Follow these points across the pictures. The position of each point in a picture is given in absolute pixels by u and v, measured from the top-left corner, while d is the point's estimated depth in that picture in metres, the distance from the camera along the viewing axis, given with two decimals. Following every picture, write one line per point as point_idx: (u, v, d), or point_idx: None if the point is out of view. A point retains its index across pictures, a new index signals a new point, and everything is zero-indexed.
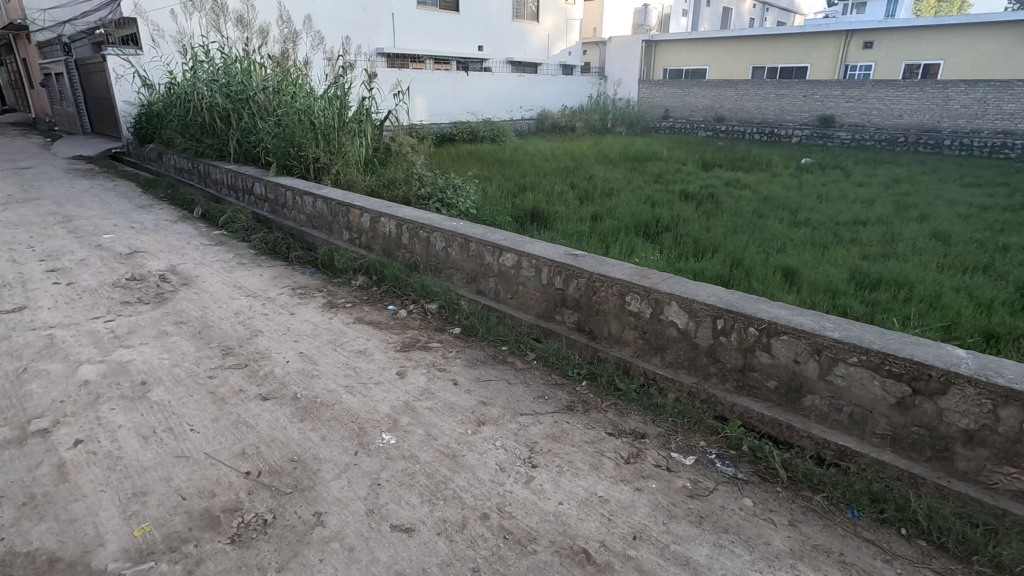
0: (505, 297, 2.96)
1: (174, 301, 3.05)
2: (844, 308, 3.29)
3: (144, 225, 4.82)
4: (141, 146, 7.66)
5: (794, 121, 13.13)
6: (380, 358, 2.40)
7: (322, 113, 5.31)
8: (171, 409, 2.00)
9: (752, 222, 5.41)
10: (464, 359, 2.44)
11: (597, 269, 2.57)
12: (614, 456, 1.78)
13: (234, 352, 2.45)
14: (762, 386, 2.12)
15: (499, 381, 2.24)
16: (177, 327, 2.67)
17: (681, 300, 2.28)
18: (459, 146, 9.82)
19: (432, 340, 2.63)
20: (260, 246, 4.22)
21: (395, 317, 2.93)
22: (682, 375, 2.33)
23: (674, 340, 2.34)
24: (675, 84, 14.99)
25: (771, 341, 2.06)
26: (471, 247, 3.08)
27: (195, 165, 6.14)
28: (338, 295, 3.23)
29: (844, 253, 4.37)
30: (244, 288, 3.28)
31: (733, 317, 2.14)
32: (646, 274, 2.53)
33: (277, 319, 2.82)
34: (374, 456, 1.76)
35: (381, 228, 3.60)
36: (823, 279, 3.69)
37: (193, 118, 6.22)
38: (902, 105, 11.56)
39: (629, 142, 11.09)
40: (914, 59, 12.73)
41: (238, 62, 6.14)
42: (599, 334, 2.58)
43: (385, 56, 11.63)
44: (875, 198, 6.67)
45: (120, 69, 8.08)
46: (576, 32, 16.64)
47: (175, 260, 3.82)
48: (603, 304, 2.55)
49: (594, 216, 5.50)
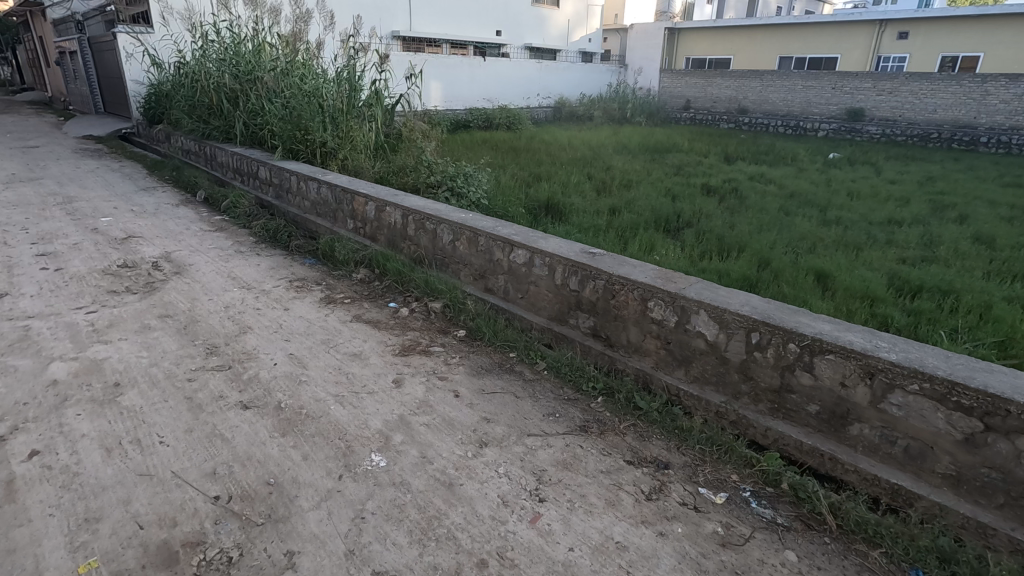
0: (515, 296, 2.75)
1: (163, 291, 2.87)
2: (885, 318, 3.03)
3: (145, 208, 4.65)
4: (150, 127, 7.50)
5: (821, 113, 12.65)
6: (375, 363, 2.19)
7: (330, 94, 5.08)
8: (143, 416, 1.81)
9: (779, 220, 5.11)
10: (468, 367, 2.21)
11: (618, 270, 2.35)
12: (634, 491, 1.56)
13: (218, 352, 2.25)
14: (801, 410, 1.90)
15: (505, 394, 2.02)
16: (161, 321, 2.48)
17: (709, 309, 2.06)
18: (474, 133, 9.57)
19: (434, 342, 2.42)
20: (261, 233, 4.01)
21: (396, 315, 2.70)
22: (708, 393, 2.12)
23: (701, 353, 2.13)
24: (698, 73, 14.55)
25: (815, 360, 1.83)
26: (480, 241, 2.85)
27: (202, 146, 5.97)
28: (336, 289, 3.02)
29: (880, 256, 4.08)
30: (238, 278, 3.08)
31: (770, 330, 1.92)
32: (671, 277, 2.30)
33: (270, 315, 2.63)
34: (360, 481, 1.55)
35: (386, 218, 3.39)
36: (859, 284, 3.42)
37: (200, 98, 6.04)
38: (936, 99, 11.06)
39: (649, 133, 10.76)
40: (951, 50, 12.16)
41: (247, 41, 5.93)
42: (617, 341, 2.38)
43: (400, 39, 11.39)
44: (909, 196, 6.32)
45: (130, 48, 7.92)
46: (597, 18, 16.19)
47: (171, 246, 3.65)
48: (623, 309, 2.33)
49: (612, 209, 5.24)
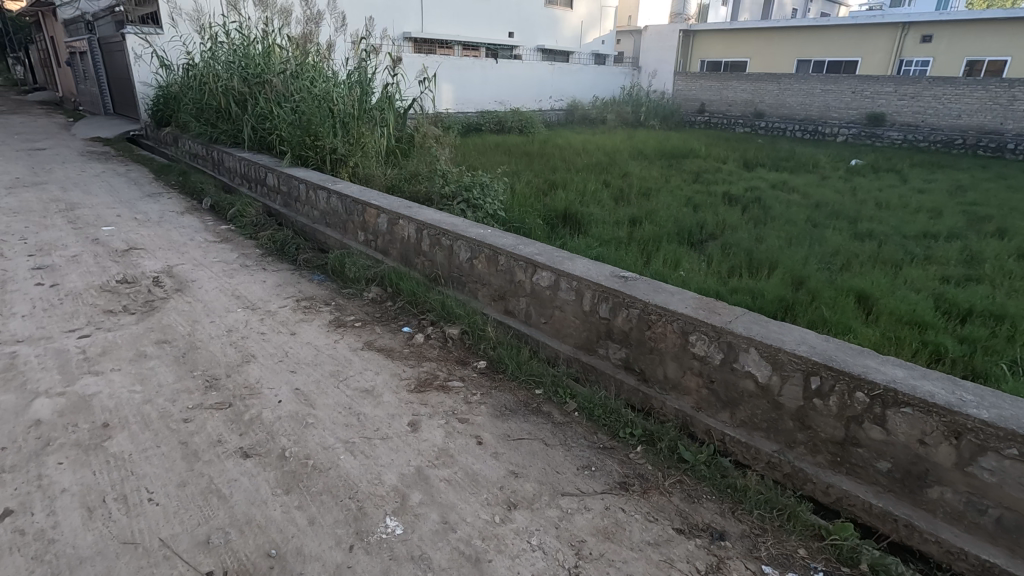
0: (538, 321, 2.55)
1: (162, 312, 2.69)
2: (937, 347, 2.80)
3: (149, 216, 4.49)
4: (158, 129, 7.38)
5: (840, 118, 12.34)
6: (389, 402, 1.99)
7: (340, 99, 4.89)
8: (131, 466, 1.63)
9: (807, 232, 4.86)
10: (490, 406, 2.01)
11: (654, 298, 2.14)
12: (687, 569, 1.37)
13: (218, 386, 2.06)
14: (869, 466, 1.68)
15: (534, 441, 1.82)
16: (158, 348, 2.30)
17: (761, 348, 1.85)
18: (486, 137, 9.38)
19: (452, 375, 2.22)
20: (267, 245, 3.83)
21: (411, 343, 2.49)
22: (758, 440, 1.91)
23: (750, 396, 1.91)
24: (713, 76, 14.29)
25: (887, 413, 1.61)
26: (501, 261, 2.65)
27: (209, 151, 5.82)
28: (347, 310, 2.82)
29: (921, 274, 3.84)
30: (242, 297, 2.90)
31: (833, 375, 1.71)
32: (715, 308, 2.08)
33: (275, 341, 2.44)
34: (374, 555, 1.36)
35: (399, 232, 3.20)
36: (904, 307, 3.18)
37: (208, 102, 5.88)
38: (961, 104, 10.73)
39: (664, 137, 10.53)
40: (977, 54, 11.83)
41: (256, 43, 5.76)
42: (652, 376, 2.17)
43: (411, 41, 11.24)
44: (940, 207, 6.05)
45: (139, 49, 7.77)
46: (610, 20, 15.94)
47: (174, 259, 3.47)
48: (660, 341, 2.12)
49: (632, 219, 5.02)
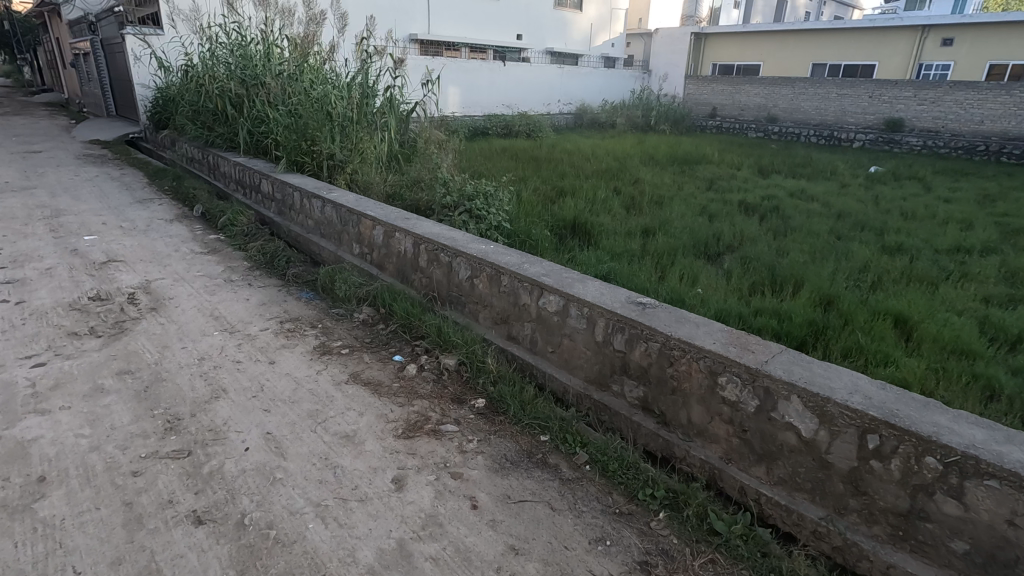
0: (544, 350, 2.28)
1: (130, 336, 2.44)
2: (989, 381, 2.50)
3: (135, 224, 4.27)
4: (156, 132, 7.19)
5: (857, 123, 11.98)
6: (371, 453, 1.74)
7: (339, 102, 4.65)
8: (61, 536, 1.38)
9: (832, 244, 4.55)
10: (488, 458, 1.75)
11: (677, 331, 1.87)
12: None
13: (178, 429, 1.81)
14: (940, 545, 1.41)
15: (538, 504, 1.57)
16: (118, 381, 2.05)
17: (806, 397, 1.58)
18: (492, 141, 9.14)
19: (446, 417, 1.96)
20: (256, 257, 3.59)
21: (402, 375, 2.23)
22: (801, 503, 1.63)
23: (792, 451, 1.64)
24: (726, 79, 13.97)
25: (966, 484, 1.34)
26: (503, 281, 2.39)
27: (205, 155, 5.60)
28: (334, 334, 2.57)
29: (960, 294, 3.54)
30: (221, 319, 2.66)
31: (895, 435, 1.43)
32: (748, 344, 1.81)
33: (251, 371, 2.19)
34: None
35: (395, 245, 2.94)
36: (948, 332, 2.89)
37: (204, 104, 5.66)
38: (984, 109, 10.35)
39: (676, 142, 10.25)
40: (1000, 58, 11.45)
41: (255, 44, 5.54)
42: (674, 420, 1.90)
43: (418, 43, 11.04)
44: (970, 217, 5.71)
45: (138, 50, 7.59)
46: (621, 23, 15.70)
47: (154, 274, 3.23)
48: (683, 381, 1.85)
49: (645, 230, 4.75)
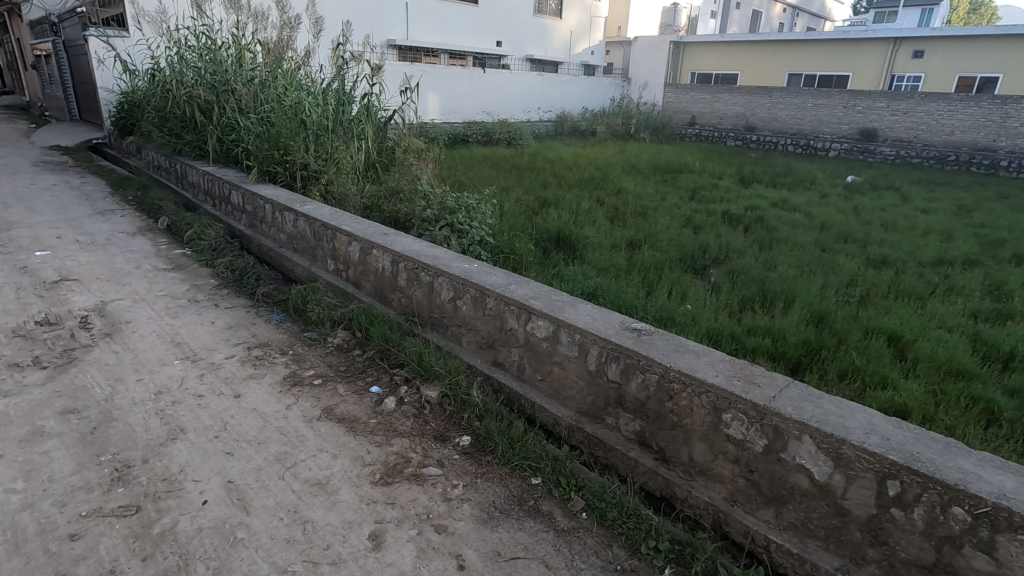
0: (533, 378, 2.14)
1: (79, 367, 2.22)
2: (988, 404, 2.43)
3: (94, 237, 4.02)
4: (121, 139, 6.87)
5: (833, 133, 12.13)
6: (346, 507, 1.59)
7: (314, 109, 4.40)
8: None
9: (819, 257, 4.51)
10: (476, 507, 1.64)
11: (676, 362, 1.74)
12: None
13: (127, 479, 1.62)
14: None
15: (533, 562, 1.47)
16: (61, 423, 1.85)
17: (819, 438, 1.46)
18: (473, 148, 9.02)
19: (427, 460, 1.82)
20: (224, 274, 3.36)
21: (381, 410, 2.07)
22: (815, 552, 1.51)
23: (804, 494, 1.51)
24: (705, 89, 14.05)
25: (998, 539, 1.23)
26: (488, 303, 2.23)
27: (172, 163, 5.33)
28: (307, 362, 2.39)
29: (948, 309, 3.50)
30: (183, 345, 2.46)
31: (918, 482, 1.32)
32: (752, 377, 1.68)
33: (214, 407, 2.00)
34: None
35: (372, 263, 2.76)
36: (943, 351, 2.82)
37: (171, 110, 5.35)
38: (954, 120, 10.54)
39: (656, 150, 10.24)
40: (969, 71, 11.77)
41: (225, 48, 5.29)
42: (674, 457, 1.76)
43: (396, 48, 10.90)
44: (949, 228, 5.75)
45: (102, 53, 7.27)
46: (600, 30, 15.74)
47: (111, 294, 3.00)
48: (684, 417, 1.71)
49: (630, 243, 4.65)
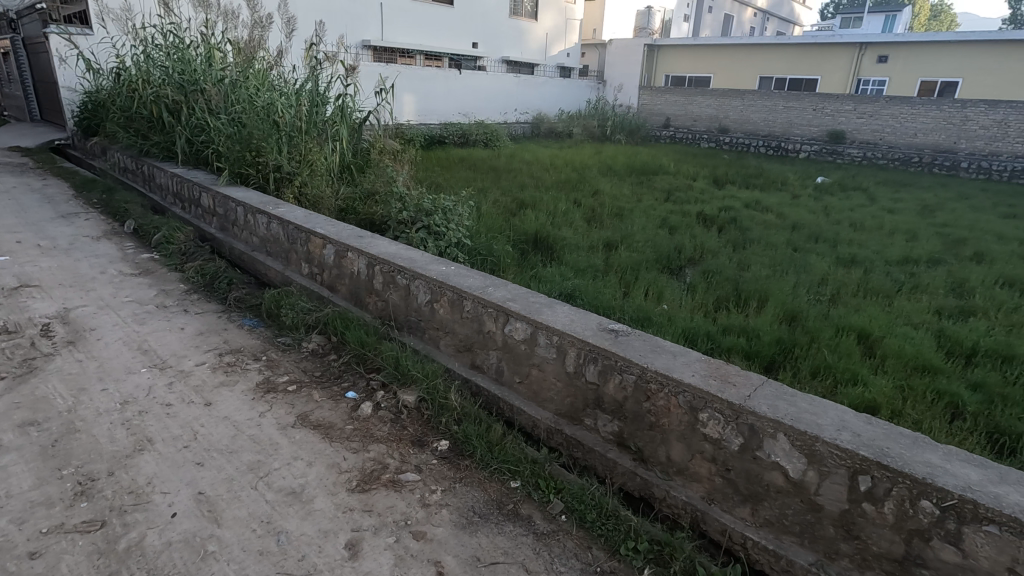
0: (511, 380, 2.13)
1: (39, 377, 2.14)
2: (953, 399, 2.50)
3: (56, 242, 3.88)
4: (85, 140, 6.65)
5: (803, 135, 12.40)
6: (321, 516, 1.55)
7: (287, 111, 4.32)
8: None
9: (791, 257, 4.59)
10: (455, 512, 1.62)
11: (653, 362, 1.74)
12: None
13: (92, 493, 1.56)
14: None
15: (513, 567, 1.46)
16: (20, 436, 1.78)
17: (793, 435, 1.48)
18: (450, 150, 8.99)
19: (405, 466, 1.80)
20: (194, 278, 3.27)
21: (357, 416, 2.03)
22: (790, 548, 1.53)
23: (779, 492, 1.54)
24: (679, 91, 14.25)
25: (964, 530, 1.27)
26: (465, 306, 2.22)
27: (139, 165, 5.18)
28: (281, 368, 2.34)
29: (915, 306, 3.60)
30: (151, 353, 2.38)
31: (888, 477, 1.35)
32: (728, 377, 1.70)
33: (184, 416, 1.94)
34: None
35: (348, 266, 2.72)
36: (910, 348, 2.90)
37: (137, 110, 5.20)
38: (917, 123, 10.88)
39: (632, 152, 10.35)
40: (931, 76, 12.17)
41: (193, 48, 5.16)
42: (652, 457, 1.77)
43: (371, 48, 10.80)
44: (915, 228, 5.92)
45: (64, 51, 7.03)
46: (575, 33, 15.87)
47: (74, 301, 2.90)
48: (662, 418, 1.72)
49: (607, 244, 4.67)
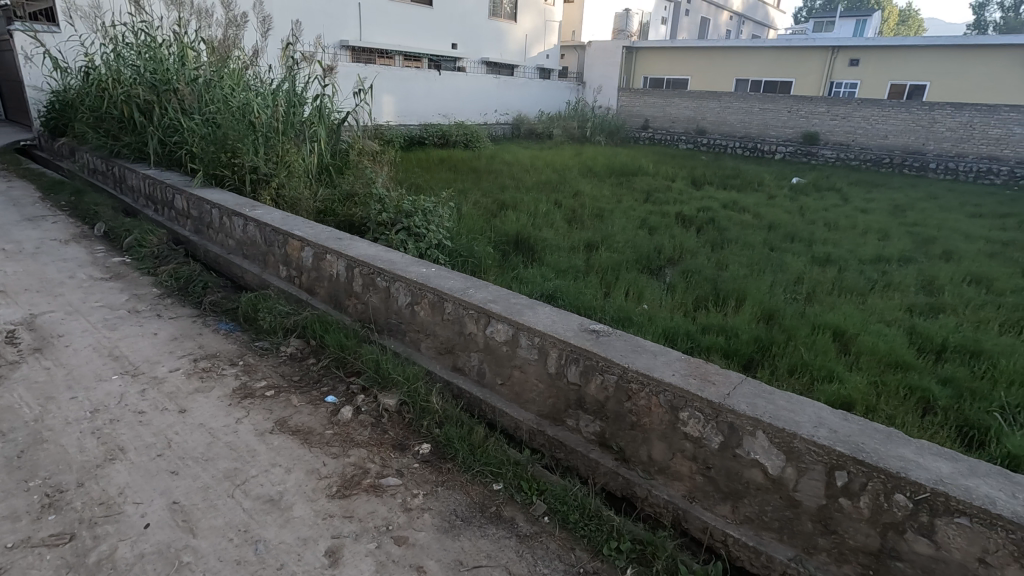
0: (493, 382, 2.12)
1: (4, 386, 2.06)
2: (925, 393, 2.56)
3: (22, 246, 3.76)
4: (53, 140, 6.46)
5: (778, 136, 12.62)
6: (300, 524, 1.52)
7: (263, 111, 4.26)
8: None
9: (769, 256, 4.66)
10: (436, 516, 1.61)
11: (634, 362, 1.75)
12: None
13: (60, 505, 1.51)
14: None
15: (495, 569, 1.45)
16: None
17: (772, 433, 1.50)
18: (430, 151, 8.95)
19: (386, 470, 1.77)
20: (167, 282, 3.19)
21: (337, 421, 2.01)
22: (769, 544, 1.55)
23: (758, 488, 1.55)
24: (657, 93, 14.40)
25: (937, 522, 1.29)
26: (446, 308, 2.20)
27: (110, 166, 5.05)
28: (259, 373, 2.30)
29: (886, 304, 3.69)
30: (122, 359, 2.32)
31: (864, 472, 1.38)
32: (707, 375, 1.72)
33: (157, 423, 1.89)
34: None
35: (326, 268, 2.68)
36: (883, 344, 2.97)
37: (107, 110, 5.06)
38: (888, 125, 11.13)
39: (612, 153, 10.43)
40: (900, 79, 12.50)
41: (165, 47, 5.04)
42: (634, 457, 1.78)
43: (349, 49, 10.70)
44: (886, 227, 6.07)
45: (29, 49, 6.82)
46: (554, 35, 15.94)
47: (40, 306, 2.81)
48: (643, 417, 1.73)
49: (588, 244, 4.70)
